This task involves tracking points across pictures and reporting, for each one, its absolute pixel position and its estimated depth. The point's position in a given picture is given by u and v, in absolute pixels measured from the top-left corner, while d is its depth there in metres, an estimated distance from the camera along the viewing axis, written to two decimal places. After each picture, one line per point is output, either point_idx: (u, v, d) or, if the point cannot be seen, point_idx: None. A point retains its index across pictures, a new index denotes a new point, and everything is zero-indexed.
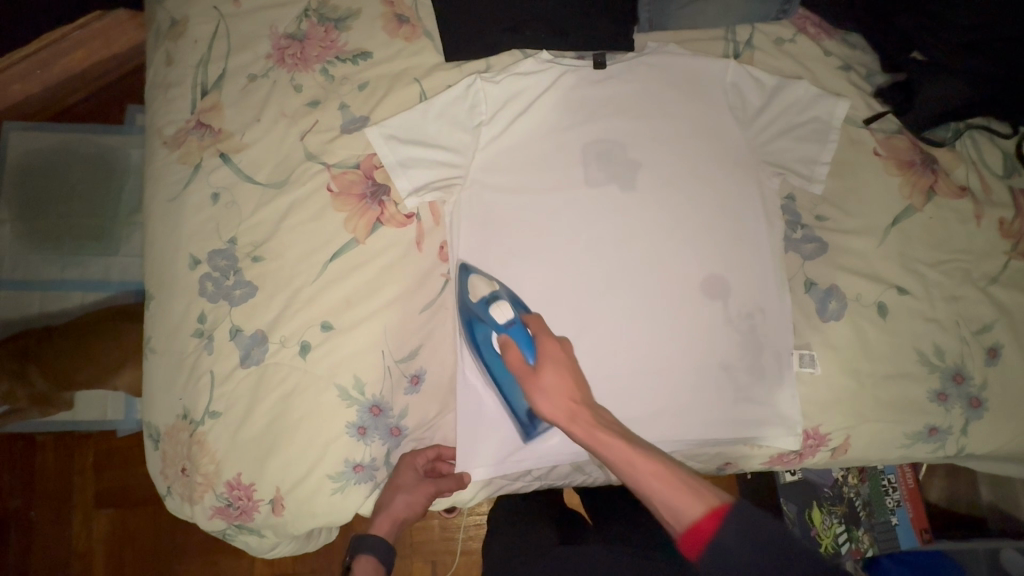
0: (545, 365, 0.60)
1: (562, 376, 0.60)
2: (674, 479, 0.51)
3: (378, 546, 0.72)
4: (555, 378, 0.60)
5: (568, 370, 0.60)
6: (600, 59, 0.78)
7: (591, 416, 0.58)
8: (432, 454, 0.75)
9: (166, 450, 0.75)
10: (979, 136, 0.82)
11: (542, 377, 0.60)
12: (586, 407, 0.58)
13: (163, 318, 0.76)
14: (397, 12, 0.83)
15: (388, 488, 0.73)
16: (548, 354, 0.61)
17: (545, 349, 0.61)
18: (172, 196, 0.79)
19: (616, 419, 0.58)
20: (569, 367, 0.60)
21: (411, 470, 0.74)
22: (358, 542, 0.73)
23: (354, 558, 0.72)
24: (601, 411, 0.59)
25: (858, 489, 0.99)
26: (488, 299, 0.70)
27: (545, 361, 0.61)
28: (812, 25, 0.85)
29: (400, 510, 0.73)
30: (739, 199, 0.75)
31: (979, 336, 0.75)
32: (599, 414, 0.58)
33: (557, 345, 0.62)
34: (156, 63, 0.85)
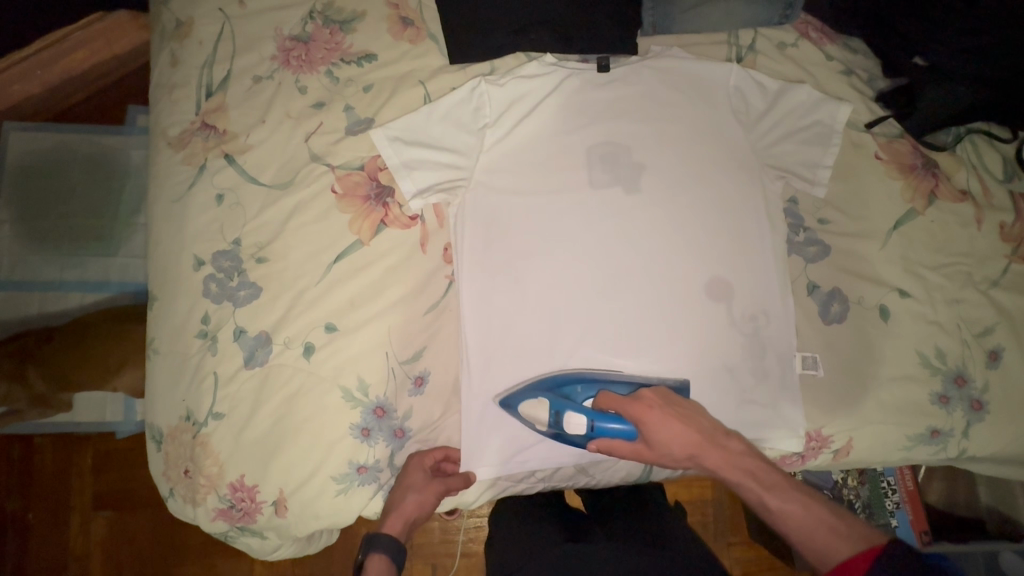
0: (651, 437, 0.63)
1: (677, 432, 0.63)
2: (813, 521, 0.58)
3: (390, 546, 0.68)
4: (670, 434, 0.63)
5: (680, 419, 0.64)
6: (604, 62, 0.78)
7: (720, 453, 0.63)
8: (440, 455, 0.74)
9: (169, 451, 0.75)
10: (979, 141, 0.83)
11: (654, 439, 0.63)
12: (710, 446, 0.63)
13: (167, 318, 0.76)
14: (402, 14, 0.84)
15: (399, 487, 0.71)
16: (655, 416, 0.63)
17: (645, 417, 0.64)
18: (177, 196, 0.79)
19: (749, 456, 0.63)
20: (678, 421, 0.64)
21: (421, 468, 0.73)
22: (367, 542, 0.68)
23: (365, 560, 0.68)
24: (724, 444, 0.64)
25: (858, 491, 0.99)
26: (556, 418, 0.68)
27: (648, 430, 0.63)
28: (815, 29, 0.85)
29: (412, 509, 0.71)
30: (742, 202, 0.76)
31: (980, 339, 0.76)
32: (723, 452, 0.63)
33: (650, 409, 0.64)
34: (161, 64, 0.85)
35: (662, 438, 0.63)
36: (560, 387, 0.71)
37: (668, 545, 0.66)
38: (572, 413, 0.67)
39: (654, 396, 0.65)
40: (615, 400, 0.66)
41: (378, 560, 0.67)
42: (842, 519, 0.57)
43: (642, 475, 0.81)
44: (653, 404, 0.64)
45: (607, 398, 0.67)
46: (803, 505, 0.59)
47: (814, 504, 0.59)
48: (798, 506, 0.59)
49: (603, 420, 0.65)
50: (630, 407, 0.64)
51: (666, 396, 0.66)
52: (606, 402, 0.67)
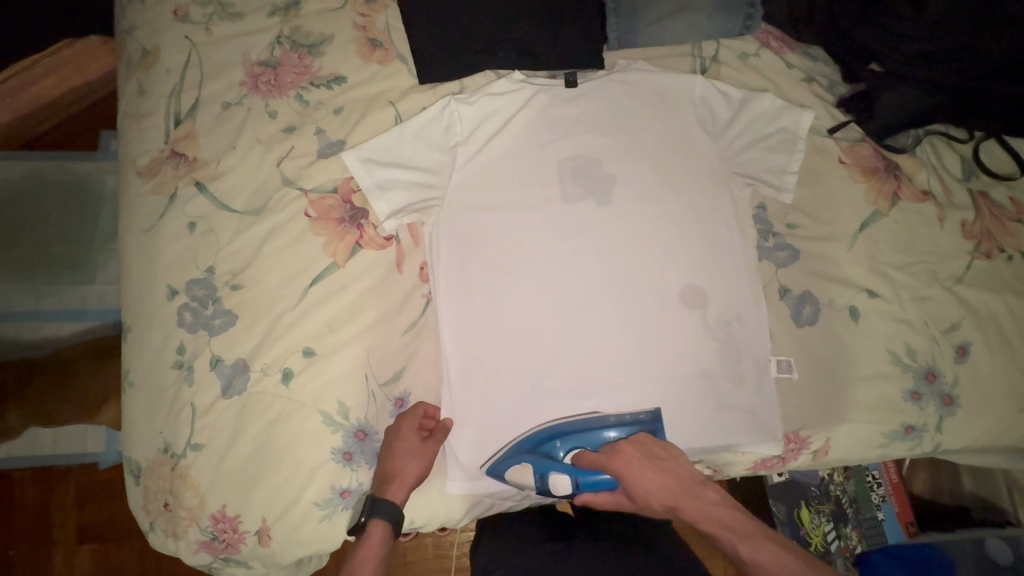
0: (631, 489, 0.66)
1: (656, 485, 0.66)
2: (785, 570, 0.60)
3: (390, 513, 0.68)
4: (649, 486, 0.66)
5: (657, 470, 0.66)
6: (571, 79, 0.80)
7: (697, 503, 0.66)
8: (421, 412, 0.72)
9: (147, 485, 0.74)
10: (938, 142, 0.85)
11: (634, 491, 0.66)
12: (685, 497, 0.66)
13: (142, 351, 0.75)
14: (370, 36, 0.84)
15: (393, 451, 0.70)
16: (635, 470, 0.66)
17: (624, 471, 0.66)
18: (148, 226, 0.78)
19: (721, 500, 0.66)
20: (656, 471, 0.66)
21: (416, 430, 0.71)
22: (369, 507, 0.68)
23: (366, 521, 0.69)
24: (701, 495, 0.66)
25: (844, 486, 0.99)
26: (542, 478, 0.69)
27: (625, 482, 0.66)
28: (775, 39, 0.88)
29: (412, 474, 0.71)
30: (712, 209, 0.77)
31: (948, 335, 0.78)
32: (699, 502, 0.66)
33: (627, 461, 0.67)
34: (128, 93, 0.85)
35: (641, 489, 0.66)
36: (540, 446, 0.70)
37: (652, 550, 0.68)
38: (556, 475, 0.68)
39: (633, 448, 0.68)
40: (597, 459, 0.68)
41: (379, 526, 0.68)
42: None
43: None
44: (632, 457, 0.67)
45: (589, 457, 0.68)
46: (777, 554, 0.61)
47: (784, 553, 0.61)
48: (770, 555, 0.61)
49: (586, 478, 0.68)
50: (611, 463, 0.67)
51: (647, 446, 0.68)
52: (590, 459, 0.68)
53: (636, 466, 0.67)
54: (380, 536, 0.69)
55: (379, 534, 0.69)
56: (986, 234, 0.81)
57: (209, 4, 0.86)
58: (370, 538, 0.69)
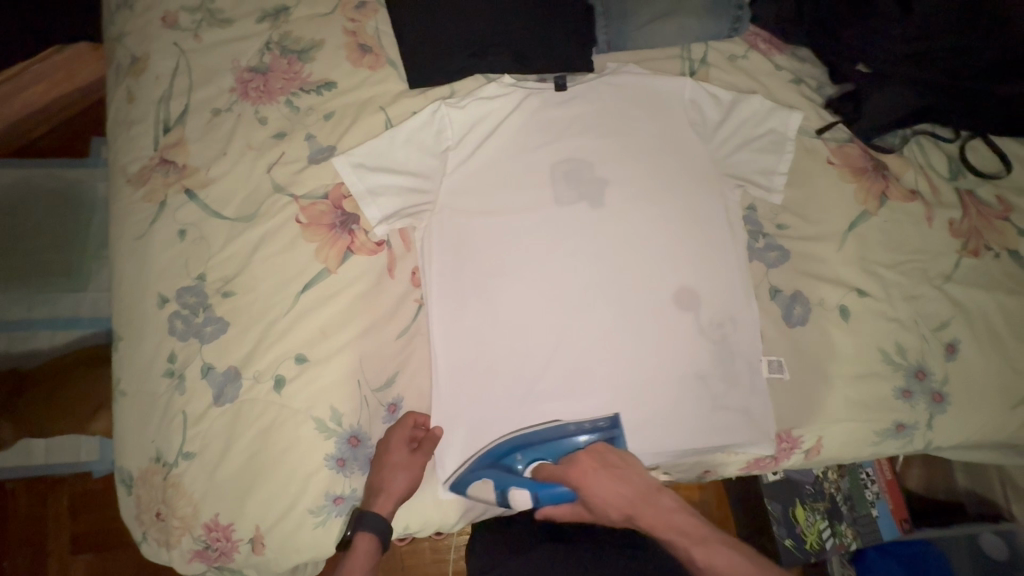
0: (587, 499, 0.66)
1: (611, 492, 0.65)
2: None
3: (378, 525, 0.67)
4: (604, 495, 0.65)
5: (614, 478, 0.65)
6: (561, 82, 0.79)
7: (653, 510, 0.63)
8: (410, 424, 0.72)
9: (140, 494, 0.73)
10: (925, 142, 0.86)
11: (591, 501, 0.66)
12: (641, 504, 0.64)
13: (133, 359, 0.75)
14: (360, 41, 0.84)
15: (382, 463, 0.70)
16: (591, 478, 0.66)
17: (580, 480, 0.66)
18: (138, 234, 0.78)
19: (677, 506, 0.63)
20: (612, 480, 0.65)
21: (404, 442, 0.71)
22: (356, 520, 0.67)
23: (353, 535, 0.68)
24: (656, 501, 0.64)
25: (839, 484, 1.00)
26: (503, 493, 0.72)
27: (581, 491, 0.66)
28: (763, 41, 0.89)
29: (400, 488, 0.70)
30: (703, 210, 0.77)
31: (937, 333, 0.78)
32: (654, 509, 0.63)
33: (581, 471, 0.67)
34: (117, 100, 0.84)
35: (598, 499, 0.65)
36: (501, 460, 0.71)
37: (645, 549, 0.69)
38: (516, 489, 0.71)
39: (589, 458, 0.68)
40: (553, 471, 0.69)
41: (365, 541, 0.67)
42: None
43: None
44: (588, 467, 0.67)
45: (547, 470, 0.69)
46: (731, 559, 0.58)
47: (739, 558, 0.58)
48: (725, 560, 0.58)
49: (544, 492, 0.70)
50: (566, 473, 0.67)
51: (604, 455, 0.68)
52: (546, 472, 0.69)
53: (591, 475, 0.66)
54: (366, 550, 0.67)
55: (364, 551, 0.67)
56: (974, 232, 0.82)
57: (198, 10, 0.85)
58: (356, 554, 0.67)
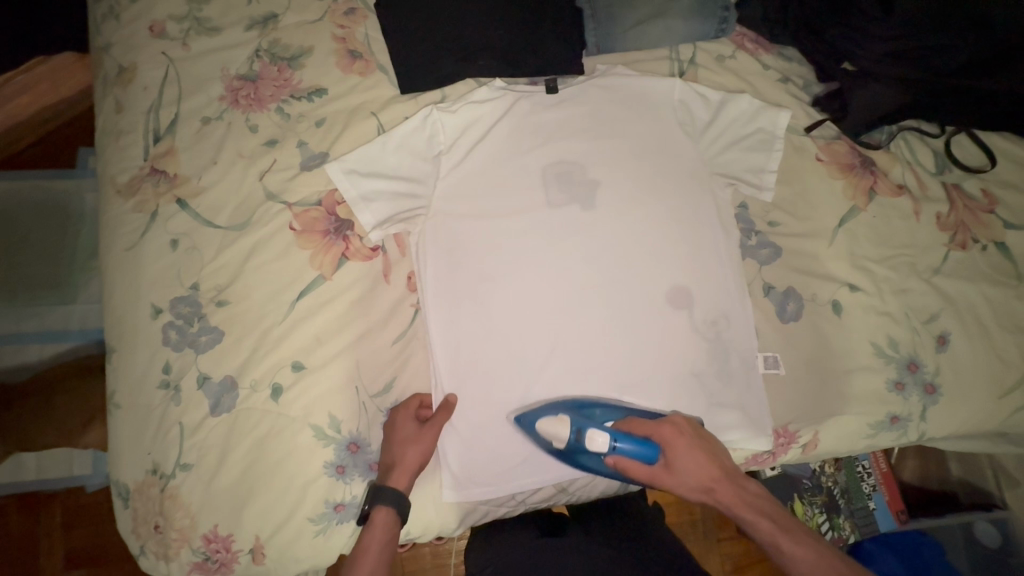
0: (676, 459, 0.66)
1: (703, 463, 0.65)
2: (827, 565, 0.60)
3: (395, 499, 0.68)
4: (697, 461, 0.65)
5: (705, 449, 0.66)
6: (552, 84, 0.80)
7: (738, 489, 0.65)
8: (415, 404, 0.73)
9: (136, 507, 0.72)
10: (911, 137, 0.87)
11: (680, 463, 0.65)
12: (728, 481, 0.65)
13: (127, 371, 0.74)
14: (349, 48, 0.84)
15: (391, 440, 0.71)
16: (684, 442, 0.66)
17: (673, 442, 0.66)
18: (130, 244, 0.77)
19: (760, 493, 0.66)
20: (705, 451, 0.66)
21: (411, 417, 0.72)
22: (372, 494, 0.68)
23: (371, 510, 0.68)
24: (742, 484, 0.66)
25: (836, 478, 1.00)
26: (577, 433, 0.67)
27: (671, 452, 0.66)
28: (750, 41, 0.90)
29: (413, 462, 0.70)
30: (695, 210, 0.78)
31: (928, 326, 0.79)
32: (741, 490, 0.65)
33: (677, 431, 0.67)
34: (105, 110, 0.84)
35: (688, 460, 0.65)
36: (580, 408, 0.71)
37: (648, 547, 0.70)
38: (595, 430, 0.66)
39: (683, 424, 0.68)
40: (642, 426, 0.68)
41: (382, 514, 0.68)
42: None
43: (620, 487, 0.80)
44: (683, 431, 0.67)
45: (633, 424, 0.69)
46: (821, 552, 0.61)
47: (822, 547, 0.61)
48: (810, 548, 0.61)
49: (626, 439, 0.65)
50: (661, 430, 0.67)
51: (692, 426, 0.69)
52: (633, 425, 0.69)
53: (686, 439, 0.67)
54: (384, 521, 0.68)
55: (382, 523, 0.68)
56: (960, 226, 0.83)
57: (186, 19, 0.85)
58: (373, 526, 0.68)
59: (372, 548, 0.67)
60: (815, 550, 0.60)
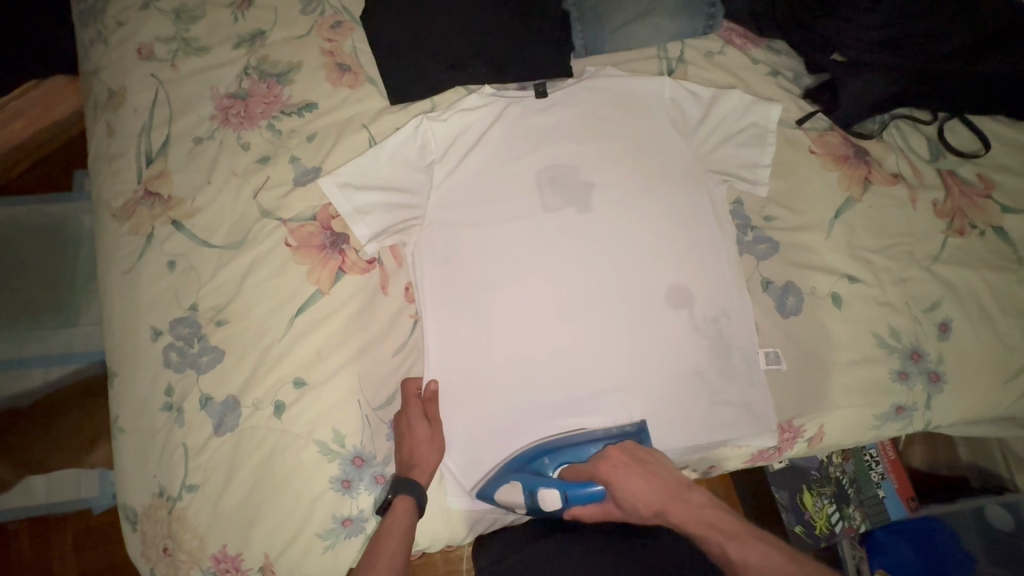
0: (616, 495, 0.65)
1: (641, 487, 0.64)
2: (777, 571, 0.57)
3: (418, 491, 0.68)
4: (635, 489, 0.64)
5: (643, 474, 0.65)
6: (541, 88, 0.80)
7: (684, 506, 0.64)
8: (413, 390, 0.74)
9: (145, 530, 0.72)
10: (904, 125, 0.87)
11: (620, 496, 0.64)
12: (670, 500, 0.64)
13: (130, 394, 0.74)
14: (338, 61, 0.84)
15: (410, 440, 0.71)
16: (619, 473, 0.65)
17: (610, 476, 0.65)
18: (127, 268, 0.77)
19: (706, 501, 0.64)
20: (643, 475, 0.65)
21: (422, 417, 0.72)
22: (396, 484, 0.68)
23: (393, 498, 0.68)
24: (686, 498, 0.64)
25: (844, 467, 1.00)
26: (530, 494, 0.69)
27: (610, 487, 0.65)
28: (737, 36, 0.90)
29: (432, 463, 0.71)
30: (691, 208, 0.77)
31: (929, 313, 0.79)
32: (684, 505, 0.64)
33: (612, 464, 0.66)
34: (97, 135, 0.84)
35: (627, 493, 0.64)
36: (530, 463, 0.71)
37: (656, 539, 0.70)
38: (545, 489, 0.68)
39: (619, 453, 0.67)
40: (584, 471, 0.68)
41: (404, 501, 0.68)
42: None
43: None
44: (618, 462, 0.66)
45: (577, 469, 0.69)
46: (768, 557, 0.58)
47: (770, 550, 0.59)
48: (760, 555, 0.58)
49: (574, 489, 0.67)
50: (597, 468, 0.67)
51: (631, 453, 0.68)
52: (575, 471, 0.69)
53: (621, 472, 0.66)
54: (406, 508, 0.68)
55: (404, 510, 0.68)
56: (957, 212, 0.82)
57: (173, 39, 0.85)
58: (395, 515, 0.68)
59: (393, 535, 0.66)
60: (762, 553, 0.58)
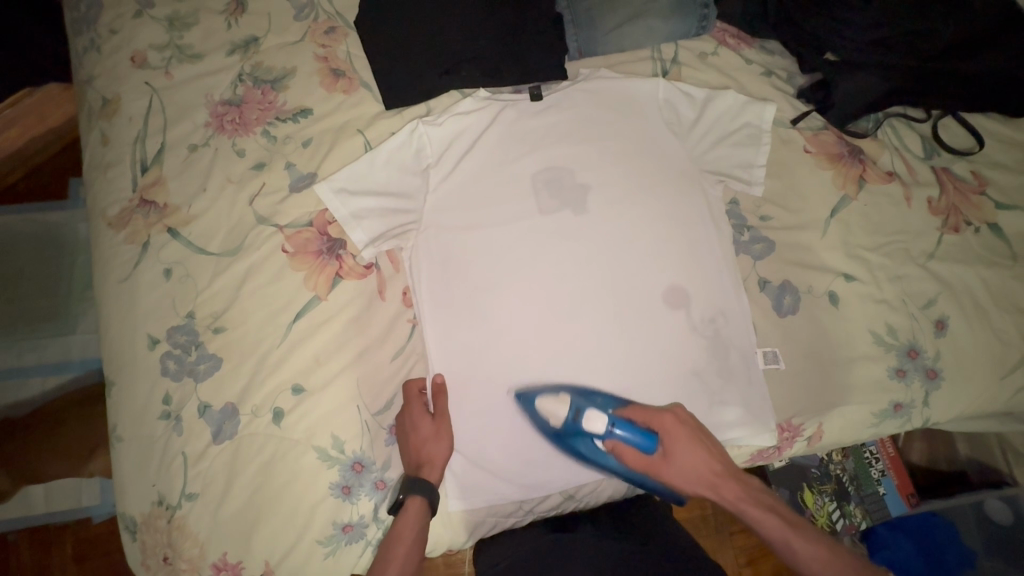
0: (675, 451, 0.67)
1: (704, 454, 0.67)
2: (830, 562, 0.61)
3: (429, 491, 0.67)
4: (698, 455, 0.67)
5: (705, 445, 0.67)
6: (536, 92, 0.80)
7: (742, 487, 0.67)
8: (414, 389, 0.73)
9: (145, 539, 0.72)
10: (898, 123, 0.87)
11: (680, 456, 0.67)
12: (729, 478, 0.66)
13: (128, 403, 0.74)
14: (332, 66, 0.84)
15: (414, 439, 0.71)
16: (683, 434, 0.67)
17: (674, 434, 0.67)
18: (124, 276, 0.77)
19: (763, 490, 0.68)
20: (704, 446, 0.67)
21: (426, 414, 0.72)
22: (406, 485, 0.67)
23: (405, 500, 0.68)
24: (745, 480, 0.67)
25: (844, 465, 1.01)
26: (575, 414, 0.69)
27: (671, 448, 0.67)
28: (731, 36, 0.90)
29: (441, 457, 0.70)
30: (687, 208, 0.77)
31: (926, 311, 0.79)
32: (745, 486, 0.67)
33: (676, 420, 0.68)
34: (92, 143, 0.84)
35: (687, 455, 0.67)
36: (586, 393, 0.71)
37: (658, 539, 0.70)
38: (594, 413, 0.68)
39: (683, 414, 0.69)
40: (642, 413, 0.69)
41: (416, 503, 0.67)
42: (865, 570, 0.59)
43: (630, 488, 0.80)
44: (682, 420, 0.68)
45: (631, 409, 0.70)
46: (825, 550, 0.62)
47: (826, 542, 0.63)
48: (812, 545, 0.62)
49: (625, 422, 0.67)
50: (660, 419, 0.68)
51: (693, 419, 0.70)
52: (630, 412, 0.69)
53: (683, 431, 0.67)
54: (418, 510, 0.67)
55: (416, 512, 0.67)
56: (952, 209, 0.83)
57: (167, 47, 0.85)
58: (407, 516, 0.67)
59: (406, 536, 0.66)
60: (819, 545, 0.62)
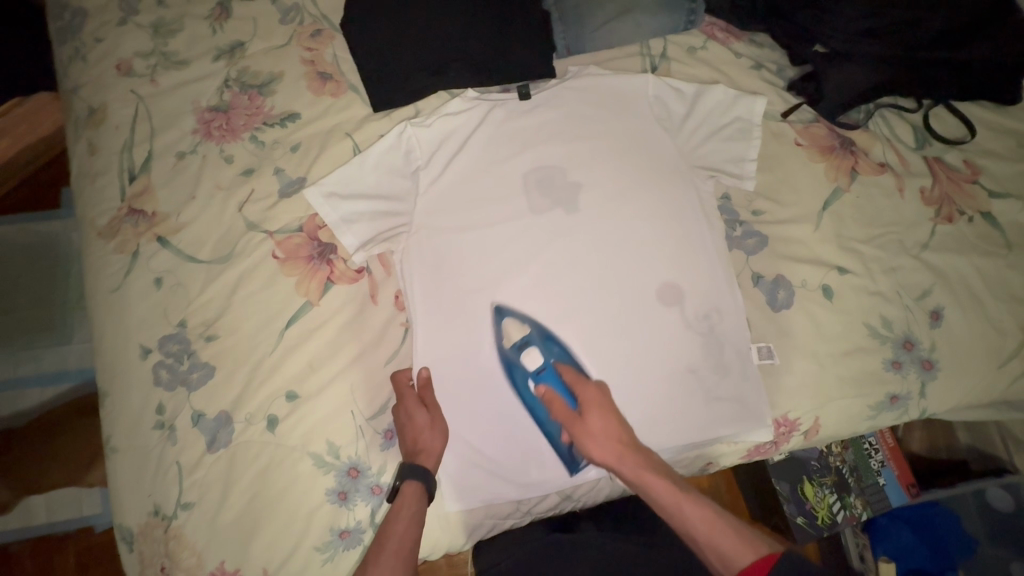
0: (590, 410, 0.67)
1: (613, 422, 0.67)
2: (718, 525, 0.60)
3: (427, 477, 0.67)
4: (608, 422, 0.67)
5: (616, 415, 0.68)
6: (523, 91, 0.79)
7: (645, 458, 0.66)
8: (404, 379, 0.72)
9: (142, 550, 0.72)
10: (889, 114, 0.87)
11: (592, 418, 0.67)
12: (633, 450, 0.66)
13: (122, 414, 0.74)
14: (319, 70, 0.84)
15: (411, 428, 0.70)
16: (596, 401, 0.68)
17: (589, 399, 0.68)
18: (114, 286, 0.77)
19: (660, 460, 0.67)
20: (615, 417, 0.67)
21: (419, 404, 0.70)
22: (403, 470, 0.67)
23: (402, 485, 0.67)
24: (648, 452, 0.67)
25: (843, 456, 0.98)
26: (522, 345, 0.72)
27: (589, 409, 0.68)
28: (720, 30, 0.89)
29: (437, 446, 0.70)
30: (680, 205, 0.77)
31: (921, 302, 0.79)
32: (648, 457, 0.66)
33: (596, 389, 0.69)
34: (79, 153, 0.83)
35: (598, 420, 0.67)
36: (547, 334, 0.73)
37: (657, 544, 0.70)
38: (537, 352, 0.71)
39: (604, 382, 0.70)
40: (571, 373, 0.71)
41: (412, 487, 0.67)
42: (747, 537, 0.59)
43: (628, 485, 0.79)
44: (601, 389, 0.69)
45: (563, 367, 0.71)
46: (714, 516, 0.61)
47: (718, 511, 0.62)
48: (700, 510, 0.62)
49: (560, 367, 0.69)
50: (582, 381, 0.69)
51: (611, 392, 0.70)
52: (563, 369, 0.71)
53: (601, 398, 0.68)
54: (415, 495, 0.67)
55: (412, 496, 0.67)
56: (945, 199, 0.82)
57: (152, 54, 0.85)
58: (403, 500, 0.66)
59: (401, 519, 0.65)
60: (709, 508, 0.62)
